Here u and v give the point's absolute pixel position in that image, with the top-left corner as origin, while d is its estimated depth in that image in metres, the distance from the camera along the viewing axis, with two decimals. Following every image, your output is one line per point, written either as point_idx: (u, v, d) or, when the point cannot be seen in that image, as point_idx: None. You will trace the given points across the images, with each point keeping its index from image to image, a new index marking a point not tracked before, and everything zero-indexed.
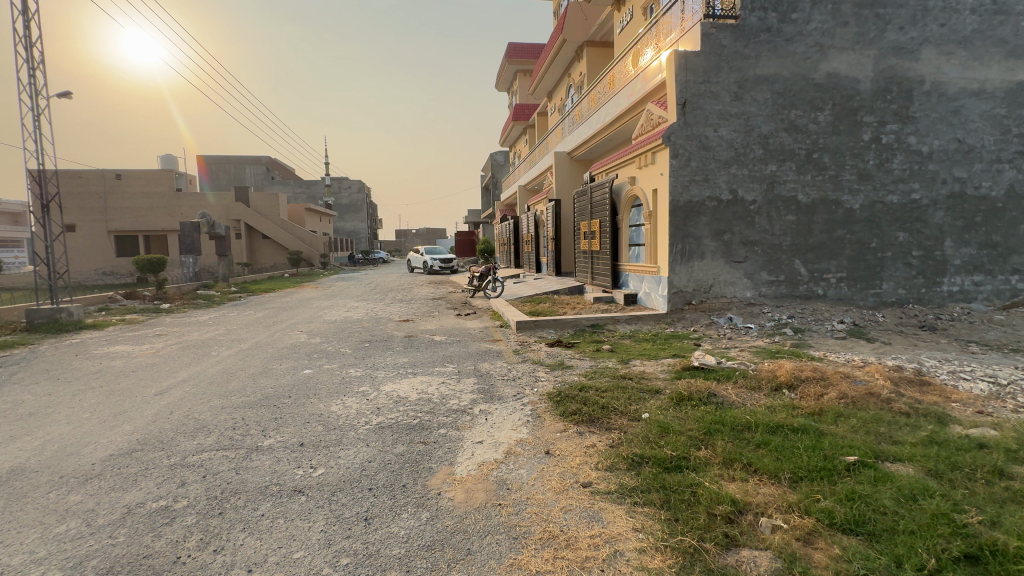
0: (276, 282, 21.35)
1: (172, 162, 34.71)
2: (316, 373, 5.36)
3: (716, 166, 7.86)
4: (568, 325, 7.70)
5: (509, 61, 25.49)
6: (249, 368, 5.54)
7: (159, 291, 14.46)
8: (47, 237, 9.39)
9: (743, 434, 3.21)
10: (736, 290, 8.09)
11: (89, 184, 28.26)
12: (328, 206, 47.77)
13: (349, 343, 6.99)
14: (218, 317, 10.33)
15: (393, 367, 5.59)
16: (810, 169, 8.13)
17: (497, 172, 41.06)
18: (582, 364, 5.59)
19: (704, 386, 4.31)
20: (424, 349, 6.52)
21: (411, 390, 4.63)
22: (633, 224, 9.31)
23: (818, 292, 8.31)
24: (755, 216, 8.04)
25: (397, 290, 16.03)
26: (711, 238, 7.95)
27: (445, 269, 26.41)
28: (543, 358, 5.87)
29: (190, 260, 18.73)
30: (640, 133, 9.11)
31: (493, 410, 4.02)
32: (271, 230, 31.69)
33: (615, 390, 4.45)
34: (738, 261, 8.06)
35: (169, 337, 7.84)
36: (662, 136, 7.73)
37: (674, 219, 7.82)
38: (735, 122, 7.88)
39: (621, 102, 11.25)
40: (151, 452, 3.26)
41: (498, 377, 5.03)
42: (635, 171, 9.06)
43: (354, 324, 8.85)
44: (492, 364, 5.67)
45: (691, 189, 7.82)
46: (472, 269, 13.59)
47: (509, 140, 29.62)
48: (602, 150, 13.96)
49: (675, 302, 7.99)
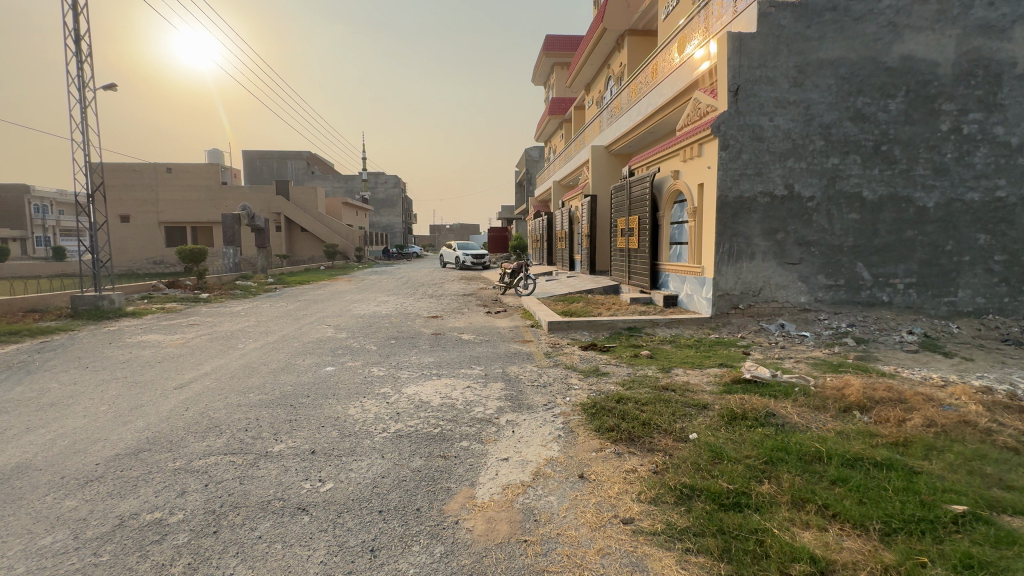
0: (311, 275, 21.69)
1: (218, 157, 36.01)
2: (338, 371, 5.16)
3: (770, 159, 7.21)
4: (603, 327, 7.25)
5: (546, 54, 25.00)
6: (272, 363, 5.39)
7: (199, 281, 14.82)
8: (92, 226, 9.66)
9: (815, 468, 2.74)
10: (789, 294, 7.43)
11: (142, 176, 29.62)
12: (365, 201, 48.58)
13: (374, 340, 6.78)
14: (251, 308, 10.41)
15: (418, 367, 5.31)
16: (877, 163, 7.36)
17: (531, 168, 40.63)
18: (618, 372, 5.16)
19: (760, 404, 3.81)
20: (450, 349, 6.21)
21: (434, 394, 4.32)
22: (675, 221, 8.74)
23: (882, 299, 7.54)
24: (812, 214, 7.35)
25: (428, 285, 15.91)
26: (762, 237, 7.31)
27: (477, 265, 26.24)
28: (575, 364, 5.46)
29: (230, 251, 19.25)
30: (684, 123, 8.52)
31: (520, 421, 3.66)
32: (309, 223, 32.39)
33: (656, 403, 4.01)
34: (792, 262, 7.39)
35: (201, 328, 7.87)
36: (711, 126, 7.14)
37: (721, 216, 7.23)
38: (793, 111, 7.21)
39: (665, 91, 10.62)
40: (157, 454, 3.08)
41: (527, 383, 4.66)
42: (679, 165, 8.48)
43: (382, 319, 8.67)
44: (522, 368, 5.31)
45: (742, 183, 7.21)
46: (503, 265, 13.27)
47: (544, 134, 29.16)
48: (642, 143, 13.33)
49: (720, 306, 7.40)
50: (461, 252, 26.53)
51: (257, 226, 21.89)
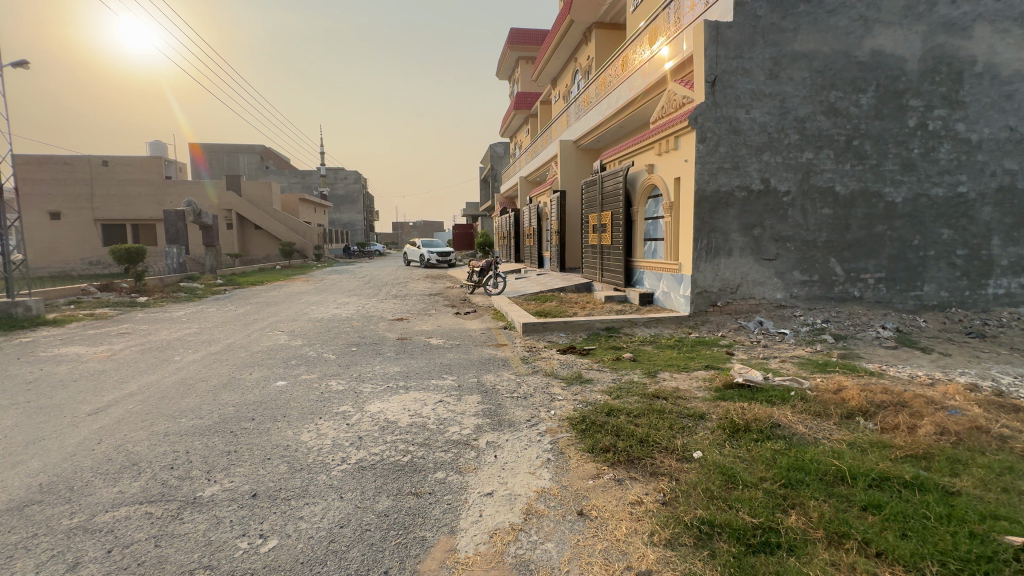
0: (265, 275, 20.43)
1: (161, 149, 33.60)
2: (290, 386, 4.54)
3: (747, 152, 7.04)
4: (580, 327, 6.89)
5: (511, 48, 24.58)
6: (213, 379, 4.71)
7: (138, 283, 13.53)
8: (3, 224, 8.48)
9: (841, 492, 2.43)
10: (766, 291, 7.30)
11: (74, 169, 27.20)
12: (323, 197, 46.70)
13: (333, 347, 6.14)
14: (195, 313, 9.47)
15: (383, 379, 4.76)
16: (849, 158, 7.33)
17: (497, 164, 40.14)
18: (603, 378, 4.77)
19: (761, 412, 3.52)
20: (418, 357, 5.66)
21: (402, 413, 3.79)
22: (650, 216, 8.49)
23: (854, 294, 7.53)
24: (788, 209, 7.24)
25: (391, 285, 15.20)
26: (740, 233, 7.14)
27: (442, 263, 25.57)
28: (556, 370, 5.04)
29: (174, 250, 17.78)
30: (659, 116, 8.25)
31: (503, 443, 3.21)
32: (263, 220, 30.71)
33: (649, 415, 3.66)
34: (769, 258, 7.26)
35: (133, 337, 6.99)
36: (688, 117, 6.89)
37: (699, 211, 7.00)
38: (769, 104, 7.06)
39: (636, 84, 10.38)
40: (49, 507, 2.44)
41: (506, 395, 4.21)
42: (653, 158, 8.22)
43: (342, 323, 8.01)
44: (498, 376, 4.84)
45: (719, 177, 7.00)
46: (471, 263, 12.73)
47: (510, 130, 28.72)
48: (611, 138, 13.12)
49: (698, 303, 7.18)
50: (426, 249, 25.78)
51: (206, 223, 20.45)
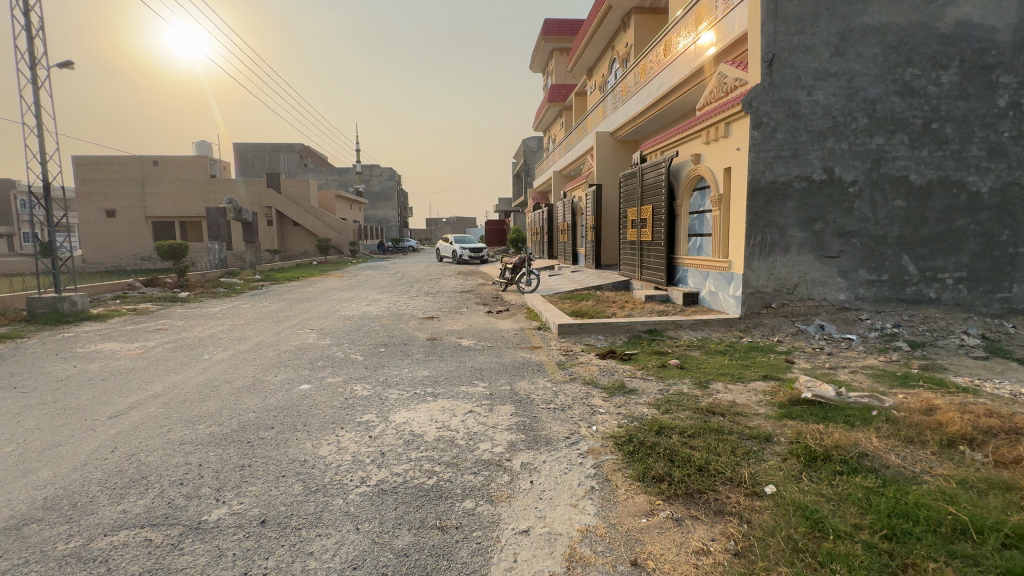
0: (301, 271, 20.81)
1: (206, 149, 34.88)
2: (314, 390, 4.31)
3: (808, 138, 6.38)
4: (620, 329, 6.43)
5: (545, 39, 24.04)
6: (237, 380, 4.55)
7: (180, 278, 13.89)
8: (51, 222, 8.73)
9: (967, 552, 1.93)
10: (827, 291, 6.63)
11: (127, 169, 28.54)
12: (358, 194, 47.47)
13: (360, 348, 5.91)
14: (230, 309, 9.53)
15: (411, 384, 4.47)
16: (927, 143, 6.54)
17: (529, 159, 39.66)
18: (648, 388, 4.32)
19: (840, 436, 3.01)
20: (447, 359, 5.36)
21: (428, 425, 3.47)
22: (696, 210, 7.91)
23: (929, 296, 6.74)
24: (854, 201, 6.53)
25: (423, 282, 15.07)
26: (798, 228, 6.49)
27: (475, 259, 25.39)
28: (595, 377, 4.62)
29: (215, 246, 18.26)
30: (707, 101, 7.63)
31: (540, 466, 2.84)
32: (301, 217, 31.35)
33: (707, 435, 3.20)
34: (831, 256, 6.59)
35: (169, 333, 7.01)
36: (742, 101, 6.29)
37: (753, 203, 6.40)
38: (834, 84, 6.37)
39: (679, 70, 9.75)
40: (47, 528, 2.24)
41: (542, 406, 3.84)
42: (700, 147, 7.62)
43: (372, 321, 7.81)
44: (533, 384, 4.47)
45: (776, 166, 6.38)
46: (503, 259, 12.38)
47: (543, 124, 28.17)
48: (650, 128, 12.49)
49: (750, 304, 6.58)
50: (458, 245, 25.66)
51: (245, 220, 20.95)
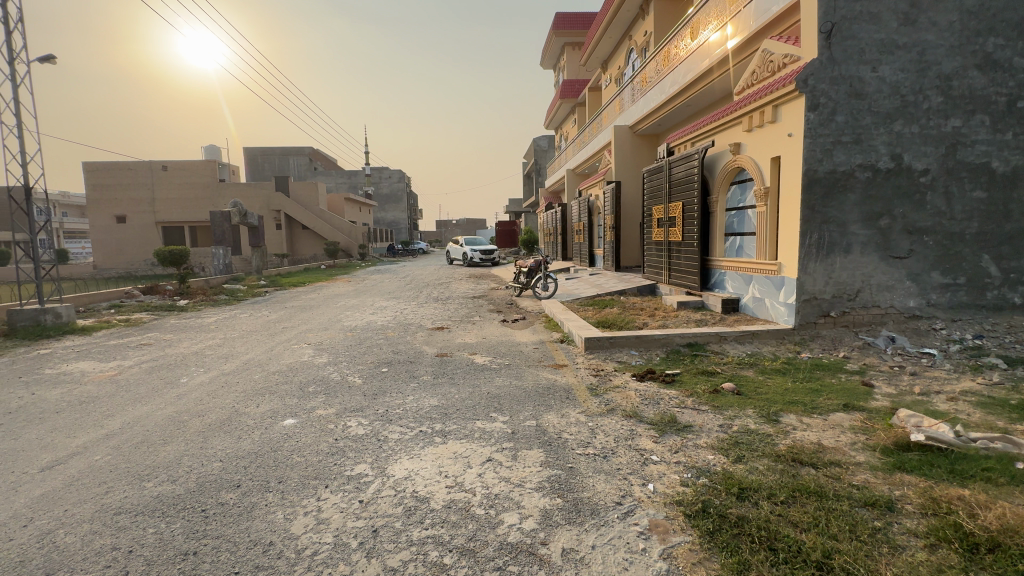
0: (308, 276, 20.28)
1: (215, 153, 34.69)
2: (300, 428, 3.57)
3: (872, 121, 5.53)
4: (654, 343, 5.64)
5: (556, 33, 23.28)
6: (211, 414, 3.83)
7: (181, 286, 13.37)
8: (33, 228, 8.15)
9: None
10: (894, 298, 5.77)
11: (136, 175, 28.38)
12: (368, 196, 47.06)
13: (360, 368, 5.17)
14: (225, 320, 8.89)
15: (416, 418, 3.71)
16: (1011, 124, 5.63)
17: (540, 158, 38.88)
18: (706, 423, 3.51)
19: (1006, 512, 2.17)
20: (459, 383, 4.58)
21: (436, 482, 2.70)
22: (735, 206, 7.08)
23: (1014, 301, 5.81)
24: (926, 193, 5.65)
25: (432, 287, 14.34)
26: (861, 225, 5.64)
27: (486, 261, 24.71)
28: (638, 409, 3.80)
29: (219, 251, 17.77)
30: (748, 83, 6.79)
31: (590, 556, 2.06)
32: (310, 220, 30.85)
33: (808, 504, 2.38)
34: (898, 256, 5.72)
35: (153, 349, 6.36)
36: (796, 79, 5.46)
37: (809, 197, 5.55)
38: (902, 58, 5.50)
39: (709, 52, 8.81)
40: None
41: (579, 451, 3.06)
42: (740, 136, 6.78)
43: (376, 334, 7.10)
44: (563, 417, 3.68)
45: (835, 154, 5.53)
46: (517, 262, 11.58)
47: (555, 121, 27.39)
48: (674, 120, 11.61)
49: (806, 313, 5.73)
50: (469, 248, 24.95)
51: (251, 224, 20.47)
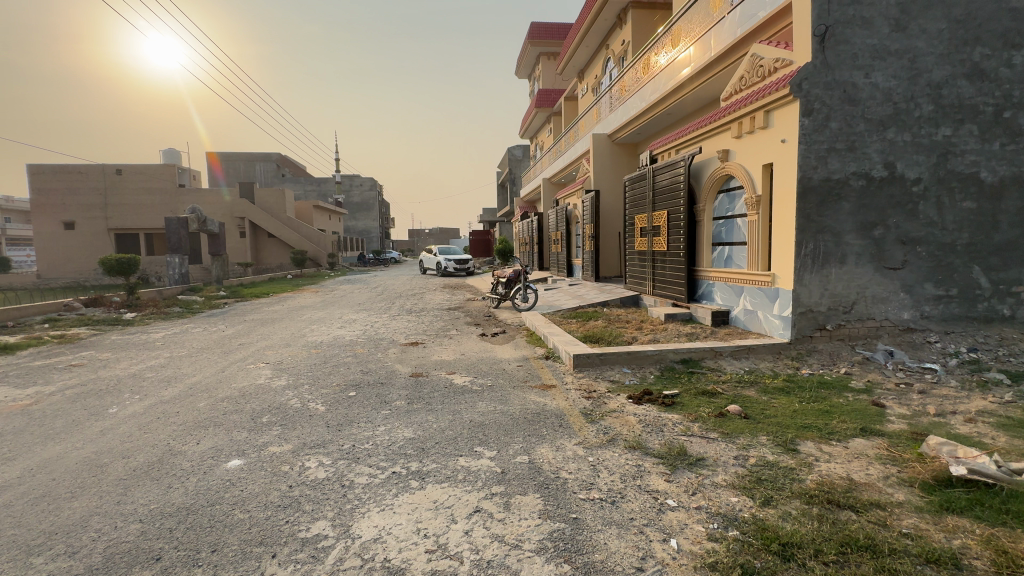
0: (272, 285, 19.26)
1: (174, 157, 33.05)
2: (247, 471, 2.97)
3: (864, 128, 5.38)
4: (647, 360, 5.27)
5: (532, 43, 23.23)
6: (139, 454, 3.20)
7: (130, 297, 12.32)
8: None
9: None
10: (888, 310, 5.58)
11: (87, 179, 26.67)
12: (338, 203, 45.87)
13: (324, 392, 4.58)
14: (175, 335, 8.07)
15: (388, 455, 3.17)
16: (999, 134, 5.55)
17: (515, 167, 38.70)
18: (720, 456, 3.10)
19: None
20: (437, 409, 4.06)
21: (412, 547, 2.18)
22: (723, 214, 6.86)
23: (1004, 313, 5.69)
24: (918, 202, 5.51)
25: (406, 297, 13.72)
26: (855, 234, 5.45)
27: (461, 271, 24.15)
28: (642, 438, 3.38)
29: (175, 260, 16.64)
30: (735, 89, 6.59)
31: None
32: (277, 228, 29.57)
33: (867, 567, 1.98)
34: (892, 267, 5.54)
35: (84, 371, 5.58)
36: (790, 82, 5.25)
37: (804, 205, 5.32)
38: (894, 64, 5.38)
39: (692, 59, 8.63)
40: None
41: (583, 497, 2.60)
42: (729, 142, 6.56)
43: (343, 351, 6.49)
44: (558, 450, 3.21)
45: (830, 161, 5.33)
46: (495, 272, 11.12)
47: (530, 130, 27.28)
48: (653, 129, 11.44)
49: (802, 326, 5.47)
50: (443, 257, 24.36)
51: (211, 232, 19.30)
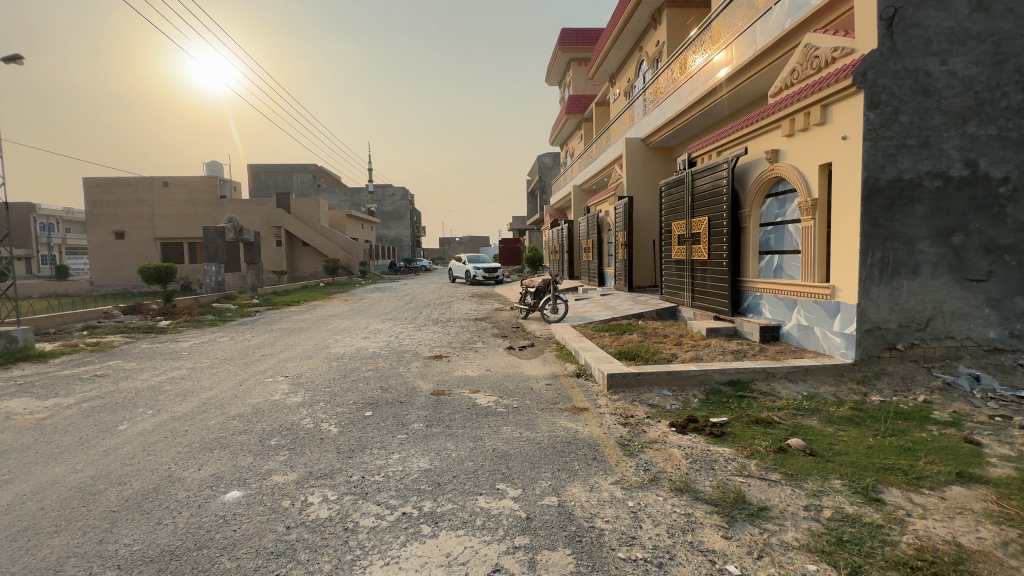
0: (304, 294, 19.49)
1: (217, 169, 34.42)
2: (244, 506, 2.68)
3: (940, 122, 4.76)
4: (689, 381, 4.78)
5: (562, 49, 22.96)
6: (136, 481, 2.96)
7: (167, 305, 12.59)
8: None
9: None
10: (971, 328, 4.88)
11: (136, 191, 27.98)
12: (370, 213, 46.71)
13: (339, 411, 4.29)
14: (202, 344, 8.05)
15: (400, 491, 2.82)
16: None
17: (545, 175, 38.40)
18: (787, 506, 2.60)
19: None
20: (458, 435, 3.70)
21: None
22: (772, 220, 6.28)
23: None
24: (1007, 204, 4.81)
25: (433, 307, 13.50)
26: (930, 242, 4.81)
27: (490, 279, 23.95)
28: (690, 479, 2.91)
29: (212, 268, 17.05)
30: (785, 83, 6.04)
31: None
32: (311, 237, 30.18)
33: None
34: (975, 279, 4.86)
35: (106, 382, 5.50)
36: (854, 72, 4.69)
37: (871, 209, 4.73)
38: (975, 48, 4.75)
39: (733, 56, 8.08)
40: None
41: (624, 558, 2.16)
42: (779, 142, 6.01)
43: (364, 364, 6.23)
44: (592, 491, 2.79)
45: (900, 159, 4.73)
46: (524, 282, 10.75)
47: (560, 137, 26.95)
48: (690, 131, 10.87)
49: (868, 345, 4.85)
50: (472, 265, 24.19)
51: (247, 241, 19.73)
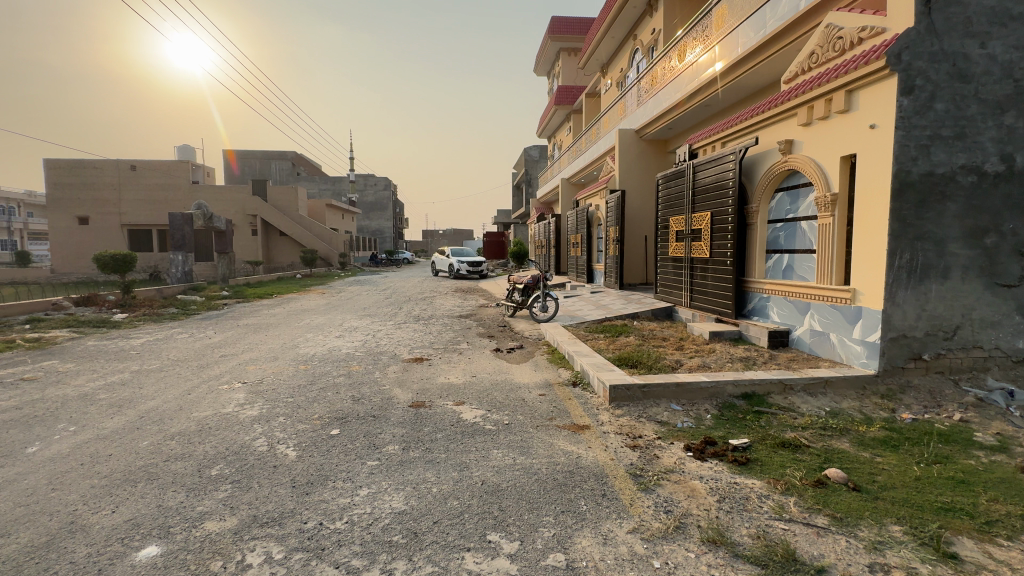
0: (279, 286, 18.53)
1: (189, 153, 32.92)
2: (157, 570, 2.05)
3: (976, 112, 4.33)
4: (700, 394, 4.30)
5: (551, 38, 22.33)
6: (23, 533, 2.30)
7: (126, 296, 11.65)
8: None
9: None
10: (1001, 338, 4.49)
11: (100, 174, 26.44)
12: (351, 203, 45.49)
13: (300, 429, 3.67)
14: (155, 341, 7.27)
15: (366, 546, 2.23)
16: None
17: (531, 168, 37.80)
18: (850, 567, 2.10)
19: None
20: (440, 462, 3.12)
21: None
22: (784, 216, 5.83)
23: None
24: None
25: (415, 302, 12.84)
26: (962, 243, 4.39)
27: (474, 274, 23.34)
28: (724, 526, 2.40)
29: (179, 257, 16.04)
30: (802, 68, 5.55)
31: None
32: (288, 227, 29.03)
33: None
34: (1006, 285, 4.46)
35: (30, 387, 4.74)
36: (888, 52, 4.21)
37: (900, 205, 4.28)
38: (1016, 31, 4.32)
39: (739, 41, 7.60)
40: None
41: None
42: (794, 131, 5.53)
43: (335, 368, 5.59)
44: (607, 544, 2.25)
45: (934, 150, 4.28)
46: (511, 278, 10.17)
47: (548, 130, 26.37)
48: (687, 123, 10.41)
49: (893, 356, 4.42)
50: (456, 259, 23.52)
51: (217, 229, 18.69)
